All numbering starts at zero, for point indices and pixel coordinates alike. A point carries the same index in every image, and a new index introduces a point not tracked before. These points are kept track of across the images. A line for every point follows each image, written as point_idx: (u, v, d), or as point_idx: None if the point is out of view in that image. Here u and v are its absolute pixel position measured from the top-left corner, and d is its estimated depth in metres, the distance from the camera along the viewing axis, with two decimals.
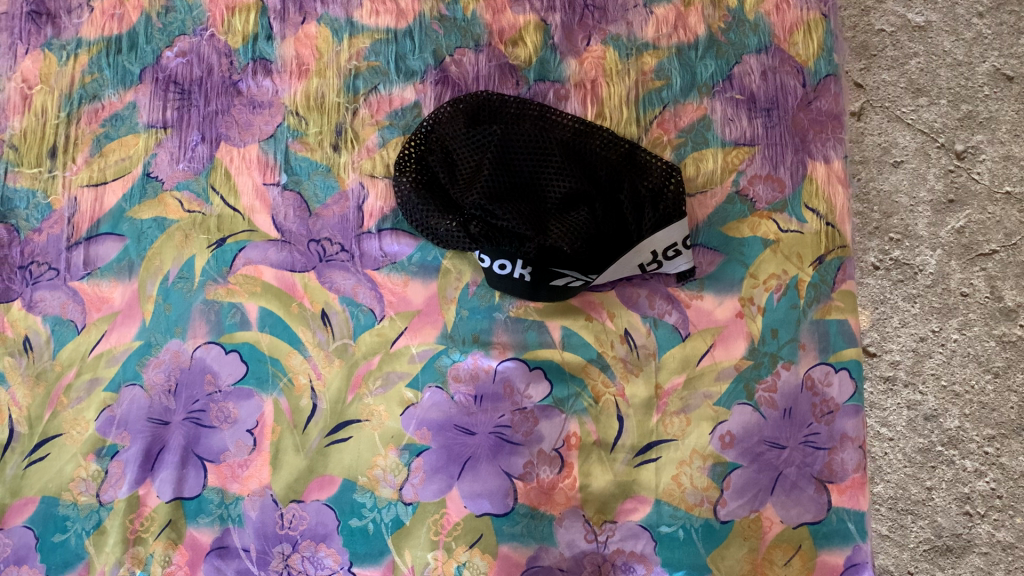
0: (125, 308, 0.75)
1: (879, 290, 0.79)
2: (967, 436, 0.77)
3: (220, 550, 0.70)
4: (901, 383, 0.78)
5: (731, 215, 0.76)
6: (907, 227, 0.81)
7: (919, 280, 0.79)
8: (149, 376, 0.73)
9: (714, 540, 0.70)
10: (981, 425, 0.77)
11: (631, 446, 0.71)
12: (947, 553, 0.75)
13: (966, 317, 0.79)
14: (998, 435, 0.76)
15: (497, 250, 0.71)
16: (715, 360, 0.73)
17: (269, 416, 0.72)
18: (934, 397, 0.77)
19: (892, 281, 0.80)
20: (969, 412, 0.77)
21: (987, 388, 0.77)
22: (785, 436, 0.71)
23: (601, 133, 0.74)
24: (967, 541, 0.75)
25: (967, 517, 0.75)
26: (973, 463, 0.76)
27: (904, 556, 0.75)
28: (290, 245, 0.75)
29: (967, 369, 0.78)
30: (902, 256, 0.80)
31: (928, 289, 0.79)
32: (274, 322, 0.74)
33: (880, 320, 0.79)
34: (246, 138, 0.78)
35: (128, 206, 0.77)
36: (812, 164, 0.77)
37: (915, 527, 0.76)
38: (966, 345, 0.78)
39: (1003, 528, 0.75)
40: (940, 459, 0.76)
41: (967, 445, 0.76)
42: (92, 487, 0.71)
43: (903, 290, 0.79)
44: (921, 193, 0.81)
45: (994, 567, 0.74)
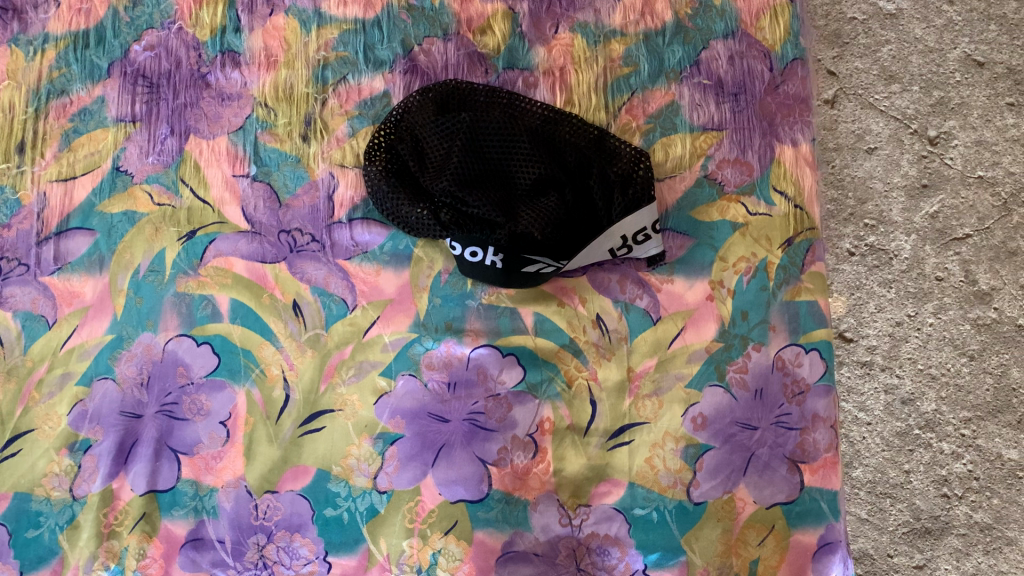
0: (96, 302, 0.75)
1: (855, 275, 0.80)
2: (943, 419, 0.77)
3: (195, 542, 0.70)
4: (878, 367, 0.78)
5: (700, 199, 0.76)
6: (882, 213, 0.81)
7: (894, 265, 0.80)
8: (121, 370, 0.73)
9: (688, 522, 0.70)
10: (957, 408, 0.77)
11: (604, 430, 0.71)
12: (926, 535, 0.76)
13: (941, 301, 0.79)
14: (974, 418, 0.77)
15: (468, 237, 0.71)
16: (686, 342, 0.73)
17: (242, 407, 0.72)
18: (911, 380, 0.78)
19: (868, 267, 0.80)
20: (946, 394, 0.78)
21: (963, 371, 0.78)
22: (756, 416, 0.72)
23: (567, 118, 0.75)
24: (945, 523, 0.76)
25: (945, 499, 0.76)
26: (951, 445, 0.77)
27: (883, 539, 0.76)
28: (260, 236, 0.75)
29: (943, 352, 0.78)
30: (877, 242, 0.81)
31: (903, 274, 0.80)
32: (246, 313, 0.74)
33: (856, 306, 0.80)
34: (215, 130, 0.78)
35: (98, 201, 0.77)
36: (780, 147, 0.77)
37: (894, 510, 0.76)
38: (942, 329, 0.79)
39: (980, 509, 0.76)
40: (917, 443, 0.77)
41: (944, 427, 0.77)
42: (65, 482, 0.71)
43: (878, 276, 0.80)
44: (894, 179, 0.82)
45: (972, 548, 0.75)
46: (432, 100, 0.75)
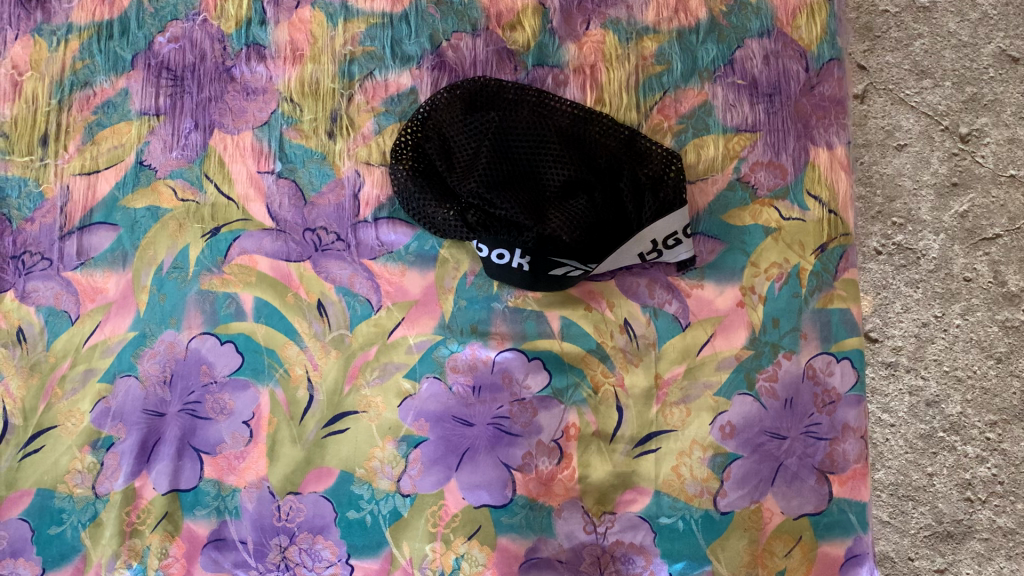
0: (119, 298, 0.74)
1: (881, 275, 0.79)
2: (969, 422, 0.76)
3: (217, 542, 0.70)
4: (903, 368, 0.77)
5: (732, 202, 0.75)
6: (910, 212, 0.80)
7: (922, 265, 0.79)
8: (144, 368, 0.73)
9: (714, 531, 0.70)
10: (983, 411, 0.76)
11: (630, 437, 0.71)
12: (948, 539, 0.75)
13: (969, 302, 0.78)
14: (1000, 421, 0.76)
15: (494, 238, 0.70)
16: (715, 350, 0.72)
17: (265, 408, 0.72)
18: (936, 382, 0.77)
19: (895, 266, 0.79)
20: (971, 397, 0.76)
21: (989, 373, 0.76)
22: (785, 426, 0.71)
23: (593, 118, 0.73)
24: (968, 527, 0.75)
25: (968, 503, 0.75)
26: (975, 448, 0.76)
27: (904, 542, 0.75)
28: (285, 234, 0.74)
29: (969, 354, 0.77)
30: (905, 241, 0.79)
31: (930, 274, 0.78)
32: (270, 312, 0.73)
33: (882, 305, 0.78)
34: (240, 125, 0.77)
35: (121, 195, 0.76)
36: (815, 150, 0.75)
37: (916, 513, 0.75)
38: (969, 331, 0.77)
39: (1004, 514, 0.75)
40: (941, 445, 0.76)
41: (969, 431, 0.76)
42: (88, 479, 0.71)
43: (906, 275, 0.79)
44: (924, 177, 0.80)
45: (994, 552, 0.74)
46: (460, 98, 0.73)
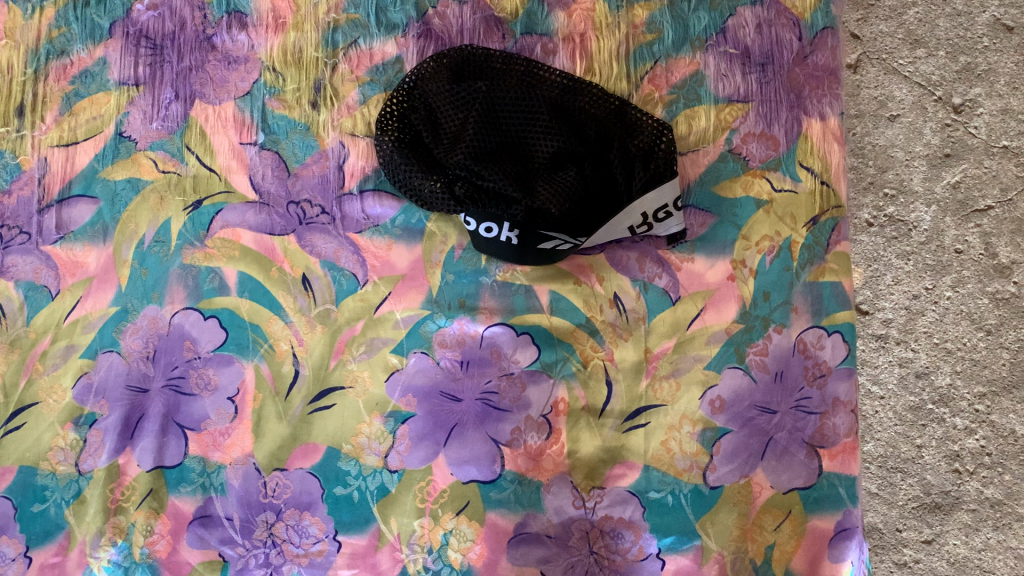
0: (100, 273, 0.73)
1: (873, 247, 0.78)
2: (958, 394, 0.76)
3: (203, 519, 0.69)
4: (893, 341, 0.77)
5: (724, 174, 0.74)
6: (902, 182, 0.79)
7: (913, 236, 0.78)
8: (126, 343, 0.71)
9: (703, 506, 0.69)
10: (972, 383, 0.76)
11: (620, 412, 0.70)
12: (935, 510, 0.75)
13: (960, 274, 0.77)
14: (989, 393, 0.75)
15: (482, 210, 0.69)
16: (705, 324, 0.71)
17: (251, 383, 0.71)
18: (926, 354, 0.76)
19: (886, 238, 0.78)
20: (961, 369, 0.76)
21: (979, 345, 0.76)
22: (776, 400, 0.70)
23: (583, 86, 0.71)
24: (955, 498, 0.75)
25: (956, 475, 0.75)
26: (964, 420, 0.75)
27: (892, 514, 0.75)
28: (268, 207, 0.73)
29: (959, 327, 0.76)
30: (897, 213, 0.78)
31: (922, 245, 0.78)
32: (254, 287, 0.72)
33: (873, 278, 0.78)
34: (222, 96, 0.75)
35: (101, 167, 0.74)
36: (808, 121, 0.74)
37: (904, 484, 0.75)
38: (959, 303, 0.77)
39: (991, 485, 0.75)
40: (930, 417, 0.76)
41: (958, 403, 0.76)
42: (71, 456, 0.70)
43: (897, 248, 0.78)
44: (916, 148, 0.79)
45: (981, 523, 0.74)
46: (447, 67, 0.72)
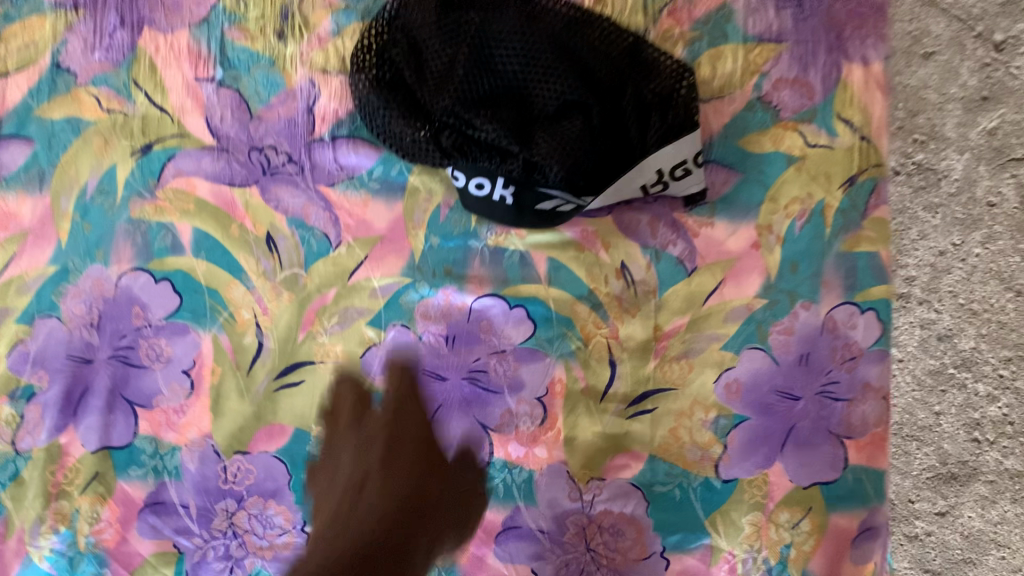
0: (36, 227, 0.64)
1: (898, 198, 0.64)
2: (982, 358, 0.62)
3: (156, 506, 0.62)
4: (915, 299, 0.63)
5: (751, 125, 0.64)
6: (934, 128, 0.63)
7: (942, 187, 0.63)
8: (68, 308, 0.63)
9: (714, 501, 0.62)
10: (999, 346, 0.61)
11: (624, 395, 0.62)
12: (950, 483, 0.62)
13: (992, 228, 0.62)
14: (1017, 359, 0.61)
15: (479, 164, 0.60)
16: (724, 298, 0.63)
17: (208, 356, 0.63)
18: (950, 315, 0.62)
19: (912, 188, 0.63)
20: (988, 332, 0.62)
21: (1008, 307, 0.61)
22: (799, 385, 0.62)
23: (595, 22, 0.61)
24: (973, 469, 0.62)
25: (975, 445, 0.62)
26: (986, 387, 0.62)
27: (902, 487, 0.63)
28: (227, 153, 0.64)
29: (988, 286, 0.62)
30: (926, 161, 0.63)
31: (951, 197, 0.62)
32: (211, 247, 0.63)
33: (901, 229, 0.63)
34: (174, 23, 0.64)
35: (35, 104, 0.65)
36: (848, 67, 0.64)
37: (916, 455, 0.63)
38: (989, 260, 0.62)
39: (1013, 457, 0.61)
40: (950, 383, 0.62)
41: (983, 367, 0.62)
42: (6, 433, 0.63)
43: (926, 198, 0.63)
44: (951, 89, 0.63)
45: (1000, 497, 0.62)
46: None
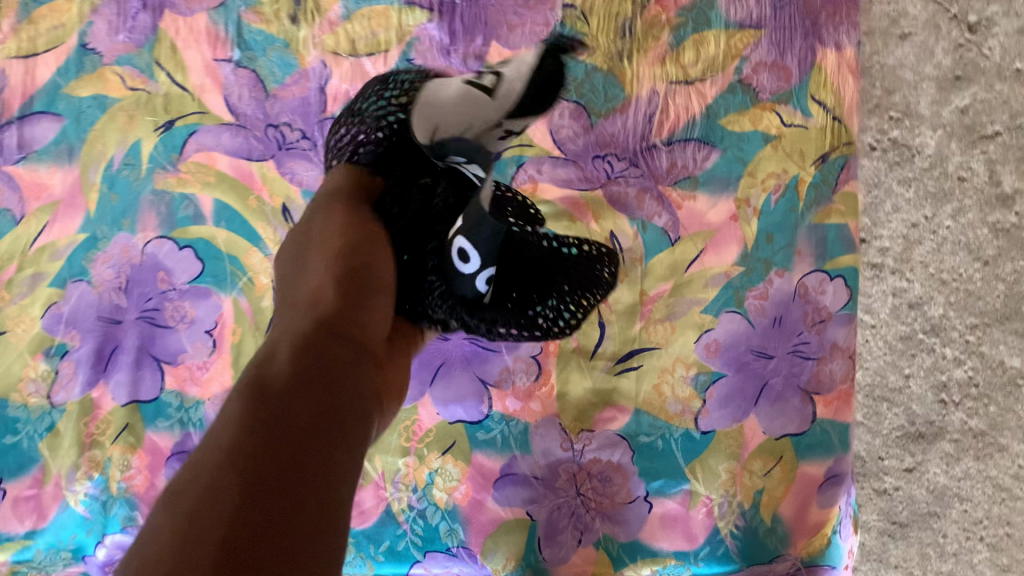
0: (66, 197, 0.69)
1: (874, 172, 0.75)
2: (950, 323, 0.74)
3: (181, 455, 0.67)
4: (888, 269, 0.74)
5: (731, 107, 0.69)
6: (908, 105, 0.75)
7: (916, 162, 0.75)
8: (97, 273, 0.68)
9: (694, 451, 0.68)
10: (965, 313, 0.74)
11: (613, 354, 0.68)
12: (919, 439, 0.74)
13: (960, 204, 0.74)
14: (982, 324, 0.74)
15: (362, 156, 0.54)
16: (705, 266, 0.68)
17: (229, 317, 0.68)
18: (920, 284, 0.74)
19: (887, 163, 0.75)
20: (954, 299, 0.74)
21: (976, 276, 0.74)
22: (772, 345, 0.68)
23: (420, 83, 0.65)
24: (939, 428, 0.74)
25: (942, 405, 0.74)
26: (954, 351, 0.74)
27: (876, 441, 0.74)
28: (245, 129, 0.68)
29: (957, 257, 0.74)
30: (900, 137, 0.75)
31: (925, 172, 0.75)
32: (232, 217, 0.68)
33: (872, 205, 0.75)
34: (194, 6, 0.69)
35: (64, 82, 0.69)
36: (823, 50, 0.69)
37: (890, 414, 0.74)
38: (957, 233, 0.74)
39: (976, 415, 0.74)
40: (921, 346, 0.74)
41: (950, 333, 0.74)
42: (42, 388, 0.68)
43: (898, 173, 0.75)
44: (926, 69, 0.76)
45: (964, 454, 0.74)
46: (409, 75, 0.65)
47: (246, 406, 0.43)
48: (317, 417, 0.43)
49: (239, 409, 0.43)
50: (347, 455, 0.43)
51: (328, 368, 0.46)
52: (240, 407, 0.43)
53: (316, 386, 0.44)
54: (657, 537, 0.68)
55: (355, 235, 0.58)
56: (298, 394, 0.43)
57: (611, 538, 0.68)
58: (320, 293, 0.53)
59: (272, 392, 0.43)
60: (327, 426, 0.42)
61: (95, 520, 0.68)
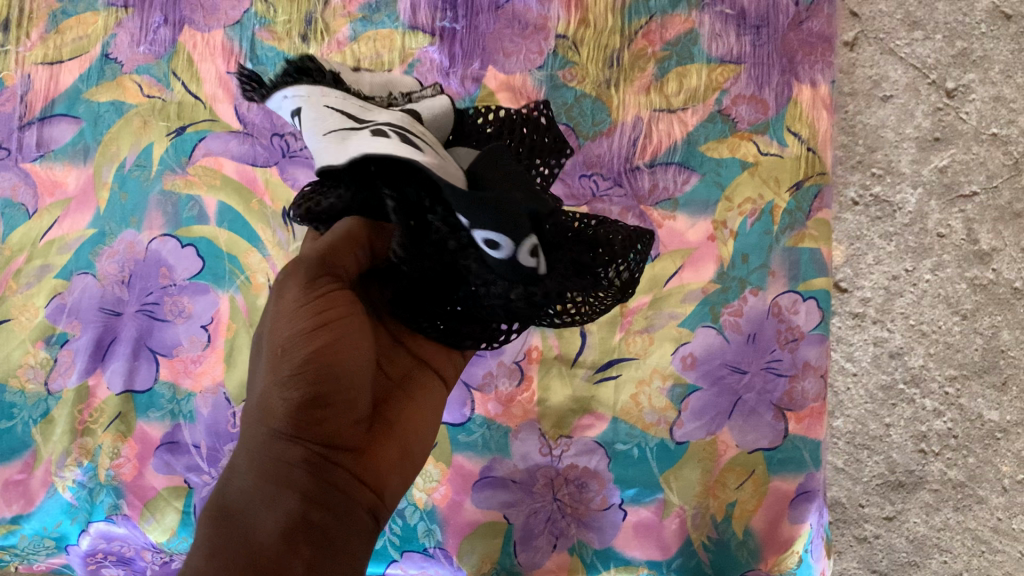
0: (79, 194, 0.72)
1: (856, 225, 0.82)
2: (929, 375, 0.80)
3: (170, 445, 0.69)
4: (870, 319, 0.80)
5: (711, 134, 0.73)
6: (890, 163, 0.82)
7: (898, 218, 0.81)
8: (102, 267, 0.71)
9: (668, 460, 0.70)
10: (945, 365, 0.80)
11: (592, 362, 0.71)
12: (899, 488, 0.79)
13: (940, 258, 0.80)
14: (960, 376, 0.79)
15: (366, 82, 0.50)
16: (682, 282, 0.72)
17: (225, 313, 0.70)
18: (901, 335, 0.80)
19: (870, 218, 0.81)
20: (934, 351, 0.80)
21: (955, 329, 0.80)
22: (746, 360, 0.70)
23: (326, 83, 0.46)
24: (919, 477, 0.79)
25: (921, 455, 0.79)
26: (933, 402, 0.80)
27: (856, 489, 0.79)
28: (252, 137, 0.72)
29: (936, 310, 0.80)
30: (882, 193, 0.81)
31: (905, 227, 0.81)
32: (234, 218, 0.71)
33: (854, 256, 0.81)
34: (211, 23, 0.74)
35: (85, 88, 0.74)
36: (799, 86, 0.74)
37: (870, 461, 0.80)
38: (937, 287, 0.80)
39: (955, 467, 0.79)
40: (900, 397, 0.80)
41: (929, 384, 0.80)
42: (40, 375, 0.70)
43: (880, 228, 0.81)
44: (907, 130, 0.82)
45: (942, 503, 0.79)
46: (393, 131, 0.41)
47: (217, 539, 0.40)
48: (288, 529, 0.40)
49: (204, 532, 0.40)
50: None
51: (299, 475, 0.41)
52: (208, 538, 0.40)
53: (297, 504, 0.41)
54: (631, 546, 0.70)
55: (331, 313, 0.44)
56: (268, 512, 0.40)
57: (586, 544, 0.70)
58: (284, 397, 0.41)
59: (240, 531, 0.40)
60: (304, 547, 0.40)
61: (82, 508, 0.69)
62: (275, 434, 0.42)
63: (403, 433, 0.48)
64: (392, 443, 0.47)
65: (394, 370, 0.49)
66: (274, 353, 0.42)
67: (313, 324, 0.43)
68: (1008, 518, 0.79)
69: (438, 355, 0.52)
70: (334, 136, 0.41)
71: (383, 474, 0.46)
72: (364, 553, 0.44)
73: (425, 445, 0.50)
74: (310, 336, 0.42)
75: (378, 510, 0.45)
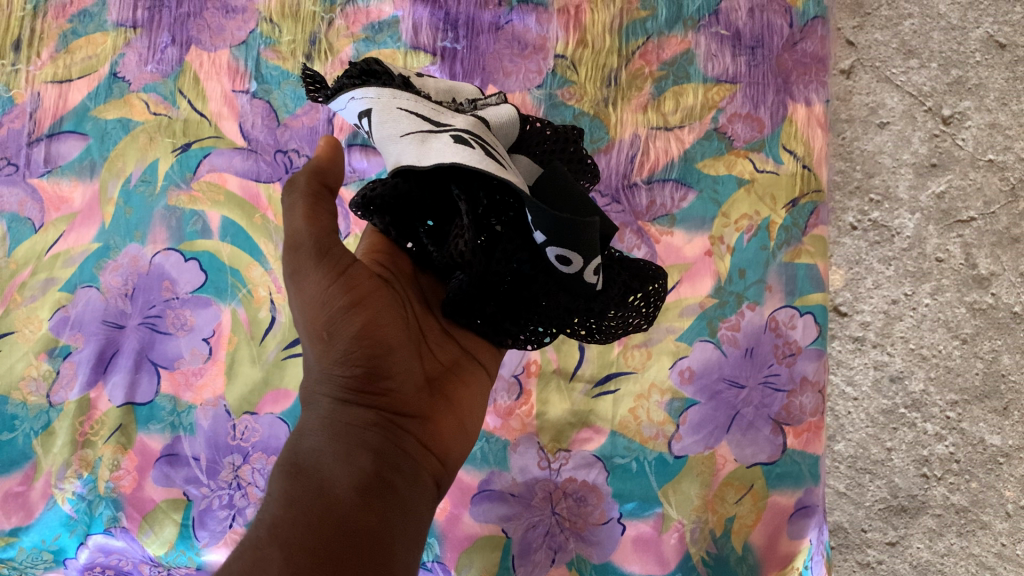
0: (85, 209, 0.74)
1: (856, 250, 0.82)
2: (930, 400, 0.80)
3: (170, 457, 0.69)
4: (870, 343, 0.81)
5: (707, 152, 0.74)
6: (888, 189, 0.83)
7: (896, 242, 0.82)
8: (106, 280, 0.72)
9: (666, 474, 0.70)
10: (944, 390, 0.80)
11: (590, 376, 0.71)
12: (901, 513, 0.78)
13: (939, 282, 0.81)
14: (960, 401, 0.79)
15: (430, 86, 0.55)
16: (680, 296, 0.72)
17: (226, 326, 0.71)
18: (901, 359, 0.80)
19: (869, 242, 0.82)
20: (935, 375, 0.80)
21: (955, 353, 0.80)
22: (744, 375, 0.71)
23: (394, 85, 0.51)
24: (921, 502, 0.78)
25: (923, 479, 0.79)
26: (934, 426, 0.79)
27: (858, 513, 0.79)
28: (256, 153, 0.74)
29: (936, 334, 0.80)
30: (881, 218, 0.82)
31: (904, 251, 0.81)
32: (236, 232, 0.72)
33: (853, 280, 0.82)
34: (217, 43, 0.76)
35: (93, 105, 0.75)
36: (793, 105, 0.75)
37: (872, 486, 0.79)
38: (936, 310, 0.80)
39: (957, 492, 0.78)
40: (901, 421, 0.80)
41: (931, 408, 0.80)
42: (42, 387, 0.71)
43: (879, 252, 0.82)
44: (904, 156, 0.83)
45: (946, 528, 0.78)
46: (468, 138, 0.46)
47: (294, 490, 0.39)
48: (363, 483, 0.40)
49: (279, 487, 0.40)
50: (405, 542, 0.40)
51: (370, 436, 0.43)
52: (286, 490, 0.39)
53: (370, 463, 0.42)
54: (630, 561, 0.69)
55: (360, 293, 0.45)
56: (344, 466, 0.41)
57: (585, 559, 0.69)
58: (345, 373, 0.44)
59: (316, 483, 0.40)
60: (378, 501, 0.40)
61: (81, 520, 0.69)
62: (340, 403, 0.44)
63: (457, 408, 0.51)
64: (448, 416, 0.50)
65: (442, 357, 0.52)
66: (322, 338, 0.45)
67: (348, 302, 0.45)
68: (1014, 544, 0.78)
69: (484, 351, 0.54)
70: (413, 137, 0.46)
71: (444, 442, 0.48)
72: (428, 516, 0.44)
73: (476, 428, 0.52)
74: (354, 314, 0.44)
75: (439, 478, 0.47)
